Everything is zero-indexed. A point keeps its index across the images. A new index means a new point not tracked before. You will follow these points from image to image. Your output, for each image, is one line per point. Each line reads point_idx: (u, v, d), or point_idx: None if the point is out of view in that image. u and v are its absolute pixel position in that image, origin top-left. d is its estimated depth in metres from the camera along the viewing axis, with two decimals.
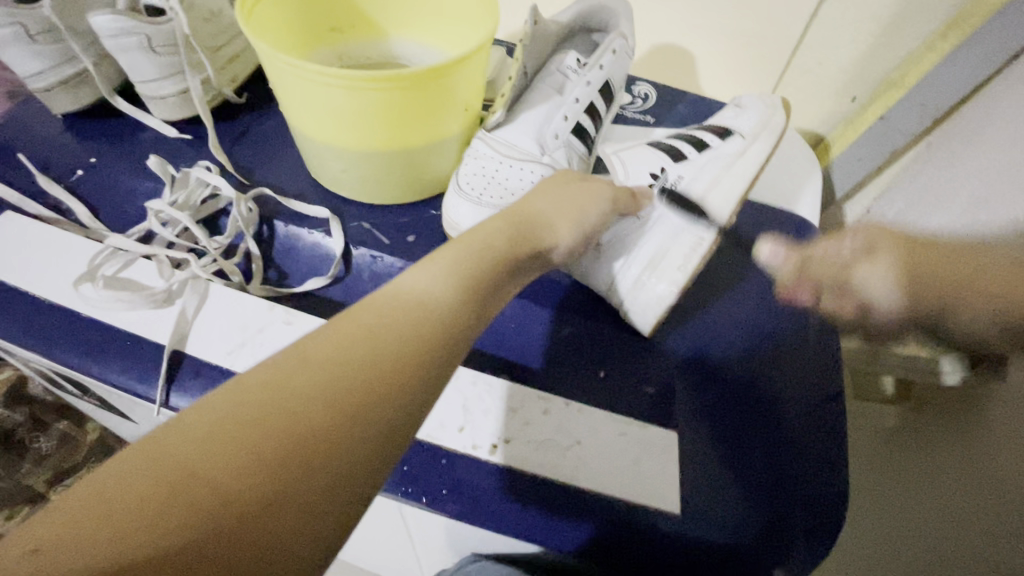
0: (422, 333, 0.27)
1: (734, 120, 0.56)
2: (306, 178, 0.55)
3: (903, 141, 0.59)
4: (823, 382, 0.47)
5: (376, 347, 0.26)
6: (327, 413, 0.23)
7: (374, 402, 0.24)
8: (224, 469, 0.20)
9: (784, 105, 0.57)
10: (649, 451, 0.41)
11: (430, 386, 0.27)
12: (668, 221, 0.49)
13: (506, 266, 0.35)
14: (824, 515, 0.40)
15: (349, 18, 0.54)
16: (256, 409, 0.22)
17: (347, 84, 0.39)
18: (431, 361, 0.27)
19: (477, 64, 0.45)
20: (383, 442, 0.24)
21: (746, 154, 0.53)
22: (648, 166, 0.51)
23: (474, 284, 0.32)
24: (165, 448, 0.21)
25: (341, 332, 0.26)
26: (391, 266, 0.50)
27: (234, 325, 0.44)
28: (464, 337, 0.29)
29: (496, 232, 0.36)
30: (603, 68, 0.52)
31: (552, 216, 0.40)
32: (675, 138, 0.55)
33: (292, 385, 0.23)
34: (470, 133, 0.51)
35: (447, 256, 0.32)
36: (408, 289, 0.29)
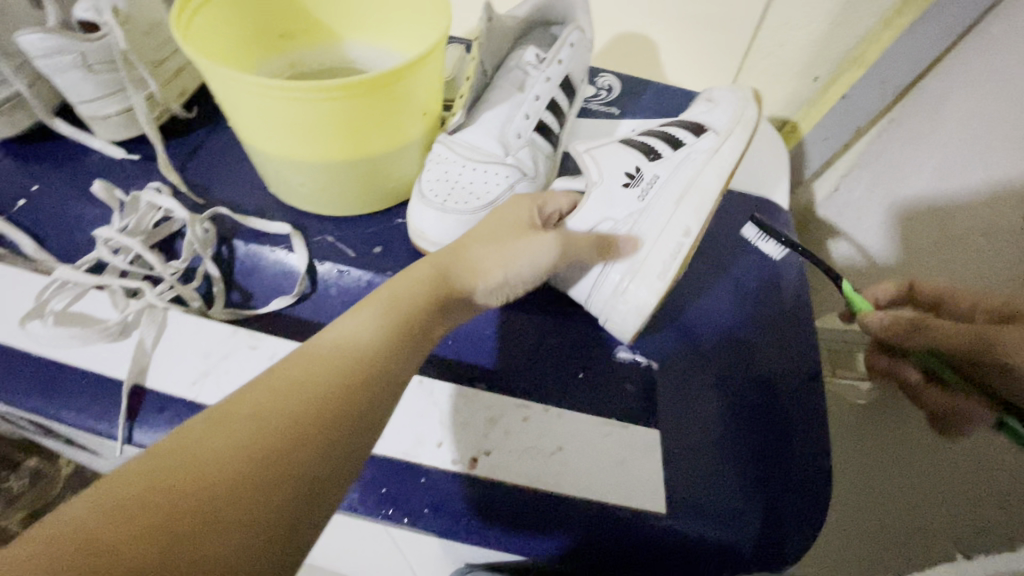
0: (352, 377, 0.28)
1: (705, 117, 0.56)
2: (265, 193, 0.53)
3: (866, 120, 0.60)
4: (796, 365, 0.48)
5: (303, 394, 0.26)
6: (250, 455, 0.23)
7: (300, 446, 0.25)
8: (140, 514, 0.20)
9: (757, 97, 0.57)
10: (631, 449, 0.41)
11: (357, 430, 0.27)
12: (646, 225, 0.48)
13: (427, 310, 0.34)
14: (813, 500, 0.40)
15: (298, 24, 0.52)
16: (173, 475, 0.22)
17: (295, 96, 0.38)
18: (360, 406, 0.27)
19: (432, 66, 0.43)
20: (311, 483, 0.24)
21: (721, 150, 0.52)
22: (623, 167, 0.50)
23: (406, 324, 0.32)
24: (78, 504, 0.21)
25: (266, 386, 0.26)
26: (359, 280, 0.48)
27: (196, 354, 0.42)
28: (396, 377, 0.30)
29: (420, 279, 0.35)
30: (562, 62, 0.52)
31: (477, 253, 0.38)
32: (649, 136, 0.54)
33: (222, 431, 0.24)
34: (430, 138, 0.50)
35: (377, 304, 0.33)
36: (336, 339, 0.30)
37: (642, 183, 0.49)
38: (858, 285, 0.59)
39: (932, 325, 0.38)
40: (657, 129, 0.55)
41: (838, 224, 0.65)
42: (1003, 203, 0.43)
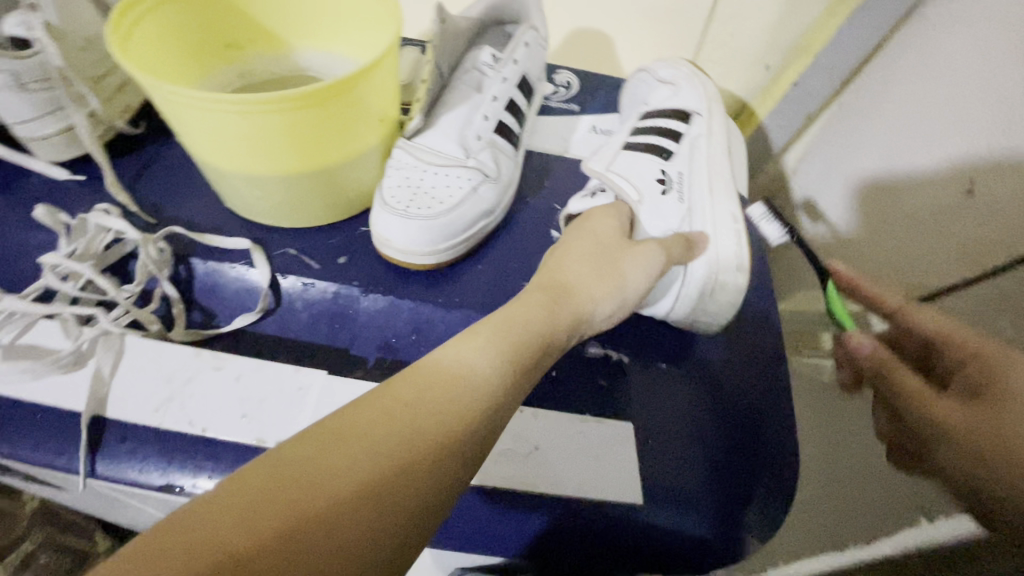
0: (465, 409, 0.27)
1: (672, 101, 0.56)
2: (223, 208, 0.51)
3: (817, 105, 0.61)
4: (761, 348, 0.50)
5: (425, 421, 0.26)
6: (377, 479, 0.23)
7: (420, 481, 0.24)
8: (268, 522, 0.20)
9: (699, 71, 0.58)
10: (606, 445, 0.41)
11: (462, 470, 0.26)
12: (702, 218, 0.48)
13: (548, 340, 0.34)
14: (778, 479, 0.42)
15: (244, 32, 0.51)
16: (292, 485, 0.21)
17: (245, 109, 0.37)
18: (467, 443, 0.26)
19: (385, 71, 0.43)
20: (422, 518, 0.24)
21: (713, 132, 0.53)
22: (651, 175, 0.49)
23: (516, 353, 0.31)
24: (214, 497, 0.20)
25: (381, 405, 0.26)
26: (325, 292, 0.47)
27: (157, 379, 0.40)
28: (502, 415, 0.29)
29: (535, 308, 0.35)
30: (518, 63, 0.52)
31: (587, 282, 0.39)
32: (641, 137, 0.52)
33: (351, 449, 0.23)
34: (389, 144, 0.49)
35: (491, 327, 0.32)
36: (449, 363, 0.29)
37: (674, 185, 0.49)
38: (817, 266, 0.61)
39: (897, 374, 0.35)
40: (641, 126, 0.54)
41: (796, 209, 0.66)
42: (944, 179, 0.45)
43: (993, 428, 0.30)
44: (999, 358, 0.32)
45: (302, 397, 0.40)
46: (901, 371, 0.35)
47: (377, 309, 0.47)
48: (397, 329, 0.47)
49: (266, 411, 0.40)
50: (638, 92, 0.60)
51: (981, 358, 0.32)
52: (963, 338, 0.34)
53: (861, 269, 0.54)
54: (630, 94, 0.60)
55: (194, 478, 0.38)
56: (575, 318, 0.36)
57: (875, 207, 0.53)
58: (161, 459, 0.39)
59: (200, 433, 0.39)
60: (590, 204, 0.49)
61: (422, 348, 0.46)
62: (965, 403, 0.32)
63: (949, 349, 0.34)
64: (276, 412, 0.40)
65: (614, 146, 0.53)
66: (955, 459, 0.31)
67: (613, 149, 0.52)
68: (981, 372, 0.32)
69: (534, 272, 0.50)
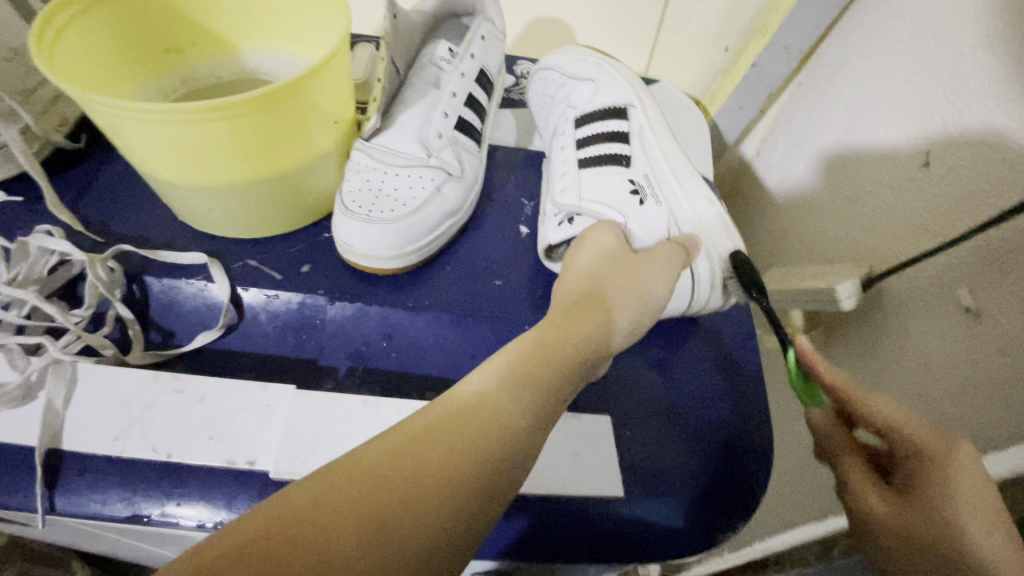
0: (520, 422, 0.28)
1: (599, 100, 0.52)
2: (176, 222, 0.49)
3: (776, 85, 0.62)
4: (730, 330, 0.50)
5: (487, 433, 0.27)
6: (444, 485, 0.24)
7: (476, 492, 0.25)
8: (342, 515, 0.22)
9: (598, 58, 0.56)
10: (586, 440, 0.41)
11: (477, 510, 0.25)
12: (683, 213, 0.45)
13: (566, 366, 0.32)
14: (751, 462, 0.44)
15: (186, 35, 0.48)
16: (296, 530, 0.22)
17: (188, 119, 0.35)
18: (483, 482, 0.25)
19: (336, 71, 0.41)
20: (451, 547, 0.24)
21: (652, 119, 0.51)
22: (622, 188, 0.46)
23: (533, 383, 0.30)
24: (300, 487, 0.23)
25: (393, 444, 0.26)
26: (289, 303, 0.46)
27: (115, 407, 0.38)
28: (522, 451, 0.27)
29: (545, 331, 0.33)
30: (474, 56, 0.51)
31: (601, 298, 0.37)
32: (592, 147, 0.49)
33: (417, 455, 0.25)
34: (346, 145, 0.48)
35: (503, 358, 0.31)
36: (463, 397, 0.28)
37: (646, 191, 0.46)
38: (783, 245, 0.62)
39: (840, 463, 0.33)
40: (582, 135, 0.51)
41: (762, 190, 0.67)
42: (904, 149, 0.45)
43: (923, 537, 0.28)
44: (941, 457, 0.29)
45: (272, 413, 0.39)
46: (855, 480, 0.32)
47: (345, 317, 0.46)
48: (367, 336, 0.46)
49: (233, 431, 0.38)
50: (549, 93, 0.56)
51: (922, 450, 0.30)
52: (917, 430, 0.30)
53: (827, 248, 0.55)
54: (540, 98, 0.57)
55: (162, 505, 0.37)
56: (601, 329, 0.35)
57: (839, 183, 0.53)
58: (125, 489, 0.38)
59: (166, 458, 0.37)
60: (573, 233, 0.46)
61: (394, 355, 0.45)
62: (909, 508, 0.29)
63: (886, 437, 0.31)
64: (244, 432, 0.38)
65: (569, 163, 0.49)
66: (886, 555, 0.29)
67: (568, 170, 0.49)
68: (918, 480, 0.29)
69: (504, 270, 0.50)
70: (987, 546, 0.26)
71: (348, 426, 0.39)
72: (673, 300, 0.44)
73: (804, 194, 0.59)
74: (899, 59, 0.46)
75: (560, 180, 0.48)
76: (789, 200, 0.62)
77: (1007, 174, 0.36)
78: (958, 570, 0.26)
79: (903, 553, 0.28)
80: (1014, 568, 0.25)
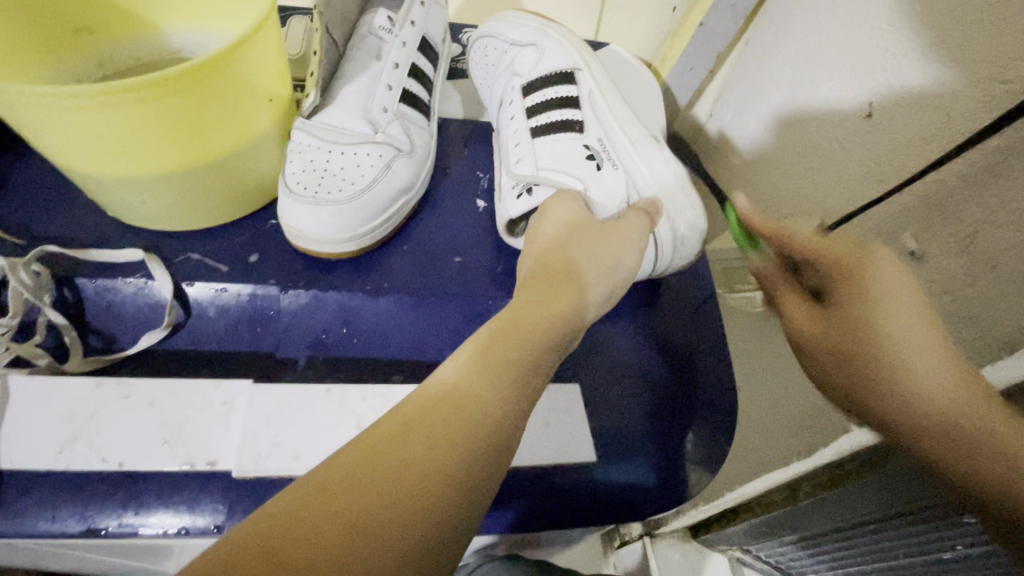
0: (500, 409, 0.27)
1: (545, 65, 0.51)
2: (108, 218, 0.46)
3: (724, 44, 0.62)
4: (690, 290, 0.51)
5: (467, 424, 0.25)
6: (429, 474, 0.23)
7: (462, 487, 0.23)
8: (321, 528, 0.20)
9: (544, 21, 0.54)
10: (556, 409, 0.41)
11: (469, 497, 0.24)
12: (641, 176, 0.45)
13: (543, 341, 0.31)
14: (718, 416, 0.45)
15: (95, 13, 0.44)
16: (276, 545, 0.20)
17: (103, 101, 0.32)
18: (470, 466, 0.24)
19: (266, 44, 0.39)
20: (443, 535, 0.22)
21: (601, 82, 0.50)
22: (578, 154, 0.45)
23: (511, 363, 0.29)
24: (270, 505, 0.21)
25: (372, 442, 0.24)
26: (239, 296, 0.44)
27: (56, 419, 0.36)
28: (507, 431, 0.26)
29: (519, 308, 0.32)
30: (415, 24, 0.48)
31: (575, 271, 0.36)
32: (544, 114, 0.48)
33: (396, 458, 0.23)
34: (286, 125, 0.45)
35: (474, 341, 0.30)
36: (439, 386, 0.27)
37: (602, 155, 0.46)
38: (738, 203, 0.63)
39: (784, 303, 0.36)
40: (532, 103, 0.49)
41: (716, 150, 0.67)
42: (854, 100, 0.46)
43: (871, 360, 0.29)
44: (861, 263, 0.31)
45: (229, 411, 0.37)
46: (791, 299, 0.36)
47: (301, 306, 0.44)
48: (326, 324, 0.44)
49: (189, 433, 0.36)
50: (492, 62, 0.54)
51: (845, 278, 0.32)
52: (835, 250, 0.33)
53: (782, 202, 0.55)
54: (484, 67, 0.55)
55: (119, 517, 0.35)
56: (574, 305, 0.34)
57: (792, 138, 0.54)
58: (77, 504, 0.35)
59: (118, 467, 0.35)
60: (533, 205, 0.45)
61: (356, 341, 0.44)
62: (827, 319, 0.33)
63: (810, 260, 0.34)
64: (202, 433, 0.36)
65: (522, 133, 0.48)
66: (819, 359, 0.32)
67: (522, 140, 0.47)
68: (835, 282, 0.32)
69: (464, 246, 0.49)
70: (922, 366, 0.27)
71: (312, 416, 0.37)
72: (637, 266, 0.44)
73: (757, 151, 0.60)
74: (840, 9, 0.46)
75: (515, 151, 0.47)
76: (741, 159, 0.62)
77: (942, 118, 0.37)
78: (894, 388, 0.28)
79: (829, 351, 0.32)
80: (926, 367, 0.27)
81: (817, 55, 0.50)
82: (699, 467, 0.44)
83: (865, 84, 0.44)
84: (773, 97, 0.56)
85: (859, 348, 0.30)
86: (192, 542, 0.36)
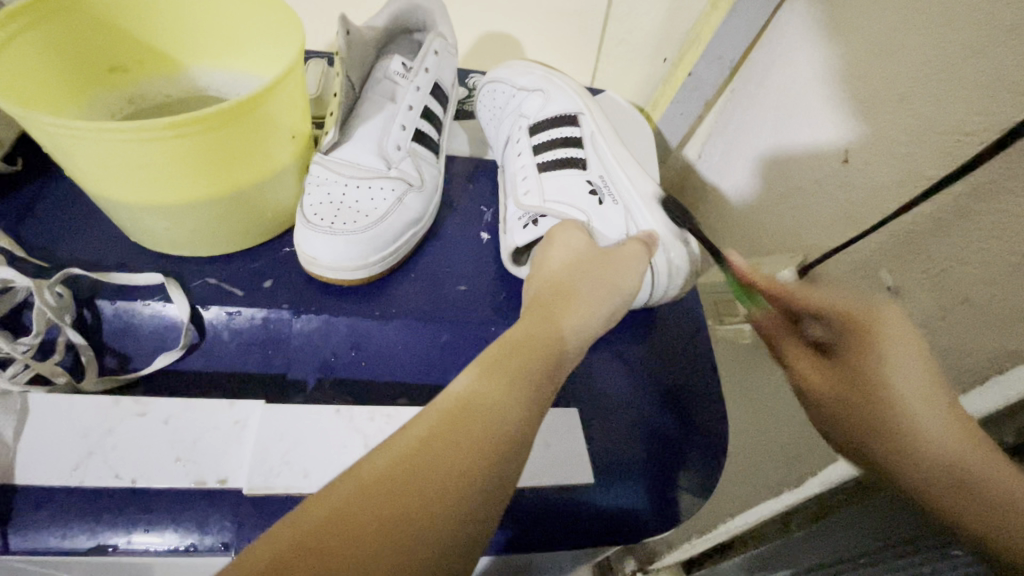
0: (512, 419, 0.28)
1: (549, 108, 0.55)
2: (128, 243, 0.48)
3: (712, 92, 0.67)
4: (682, 322, 0.54)
5: (476, 443, 0.27)
6: (452, 479, 0.25)
7: (483, 489, 0.26)
8: (356, 527, 0.23)
9: (549, 68, 0.59)
10: (556, 432, 0.43)
11: (488, 499, 0.26)
12: (640, 211, 0.48)
13: (551, 357, 0.33)
14: (711, 444, 0.47)
15: (132, 53, 0.48)
16: (318, 540, 0.22)
17: (143, 136, 0.35)
18: (489, 471, 0.26)
19: (292, 86, 0.42)
20: (465, 532, 0.24)
21: (601, 125, 0.54)
22: (581, 189, 0.49)
23: (524, 375, 0.31)
24: (310, 505, 0.23)
25: (399, 446, 0.26)
26: (252, 319, 0.45)
27: (73, 435, 0.37)
28: (523, 438, 0.28)
29: (532, 326, 0.35)
30: (429, 70, 0.52)
31: (579, 291, 0.38)
32: (549, 152, 0.52)
33: (419, 462, 0.25)
34: (304, 160, 0.48)
35: (488, 355, 0.32)
36: (458, 395, 0.29)
37: (604, 191, 0.49)
38: (727, 240, 0.67)
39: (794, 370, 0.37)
40: (537, 142, 0.53)
41: (705, 189, 0.72)
42: (830, 146, 0.50)
43: (851, 371, 0.34)
44: (870, 322, 0.33)
45: (241, 430, 0.39)
46: (791, 349, 0.38)
47: (312, 329, 0.46)
48: (335, 347, 0.46)
49: (202, 451, 0.38)
50: (499, 104, 0.58)
51: (850, 321, 0.34)
52: (843, 305, 0.35)
53: (767, 239, 0.59)
54: (490, 109, 0.59)
55: (128, 534, 0.36)
56: (577, 322, 0.36)
57: (775, 180, 0.58)
58: (88, 520, 0.36)
59: (130, 484, 0.36)
60: (538, 234, 0.47)
61: (364, 365, 0.46)
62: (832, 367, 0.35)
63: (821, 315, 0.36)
64: (215, 450, 0.38)
65: (528, 168, 0.51)
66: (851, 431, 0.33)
67: (529, 175, 0.51)
68: (856, 344, 0.33)
69: (470, 276, 0.51)
70: (939, 430, 0.29)
71: (322, 436, 0.39)
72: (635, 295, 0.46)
73: (743, 192, 0.64)
74: (817, 64, 0.51)
75: (523, 184, 0.50)
76: (728, 200, 0.66)
77: (913, 166, 0.41)
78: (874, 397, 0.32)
79: (860, 427, 0.32)
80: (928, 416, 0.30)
81: (798, 107, 0.54)
82: (694, 492, 0.45)
83: (837, 132, 0.49)
84: (760, 140, 0.60)
85: (860, 408, 0.32)
86: (197, 560, 0.37)
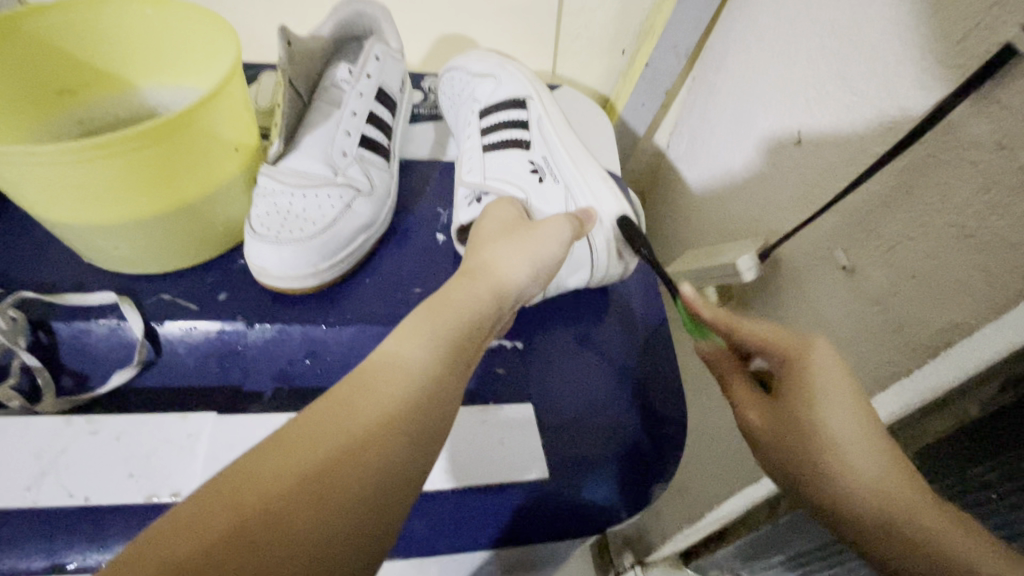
0: (436, 383, 0.29)
1: (500, 93, 0.56)
2: (83, 264, 0.48)
3: (669, 81, 0.67)
4: (643, 312, 0.54)
5: (392, 436, 0.25)
6: (374, 430, 0.25)
7: (408, 446, 0.26)
8: (277, 477, 0.22)
9: (502, 57, 0.59)
10: (510, 428, 0.44)
11: (413, 454, 0.26)
12: (582, 190, 0.49)
13: (477, 336, 0.33)
14: (671, 432, 0.48)
15: (79, 78, 0.48)
16: (241, 494, 0.21)
17: (78, 156, 0.35)
18: (413, 425, 0.26)
19: (232, 99, 0.42)
20: (390, 483, 0.24)
21: (550, 111, 0.55)
22: (524, 169, 0.49)
23: (450, 343, 0.31)
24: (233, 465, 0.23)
25: (319, 405, 0.25)
26: (207, 333, 0.46)
27: (26, 455, 0.37)
28: (446, 398, 0.29)
29: (463, 297, 0.35)
30: (372, 76, 0.52)
31: (506, 260, 0.39)
32: (494, 134, 0.52)
33: (339, 416, 0.25)
34: (252, 172, 0.49)
35: (413, 323, 0.31)
36: (385, 358, 0.28)
37: (546, 171, 0.49)
38: (691, 229, 0.67)
39: (732, 394, 0.34)
40: (486, 125, 0.53)
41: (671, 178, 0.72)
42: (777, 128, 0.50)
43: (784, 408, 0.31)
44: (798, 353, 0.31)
45: (194, 442, 0.39)
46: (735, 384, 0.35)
47: (266, 340, 0.46)
48: (290, 355, 0.47)
49: (154, 466, 0.38)
50: (454, 93, 0.59)
51: (781, 351, 0.32)
52: (779, 341, 0.33)
53: (727, 225, 0.59)
54: (449, 97, 0.59)
55: (84, 552, 0.36)
56: (501, 287, 0.37)
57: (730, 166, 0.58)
58: (43, 540, 0.36)
59: (83, 501, 0.37)
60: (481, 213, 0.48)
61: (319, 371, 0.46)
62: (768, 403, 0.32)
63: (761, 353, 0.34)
64: (168, 463, 0.38)
65: (473, 150, 0.52)
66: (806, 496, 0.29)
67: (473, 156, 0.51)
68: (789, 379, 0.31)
69: (425, 278, 0.51)
70: (871, 470, 0.27)
71: None
72: (574, 271, 0.47)
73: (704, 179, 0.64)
74: (763, 47, 0.51)
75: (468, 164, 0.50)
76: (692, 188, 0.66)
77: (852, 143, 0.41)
78: (813, 437, 0.29)
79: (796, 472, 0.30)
80: (861, 460, 0.28)
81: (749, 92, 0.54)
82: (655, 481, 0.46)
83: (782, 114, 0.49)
84: (717, 126, 0.60)
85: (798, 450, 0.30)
86: None
